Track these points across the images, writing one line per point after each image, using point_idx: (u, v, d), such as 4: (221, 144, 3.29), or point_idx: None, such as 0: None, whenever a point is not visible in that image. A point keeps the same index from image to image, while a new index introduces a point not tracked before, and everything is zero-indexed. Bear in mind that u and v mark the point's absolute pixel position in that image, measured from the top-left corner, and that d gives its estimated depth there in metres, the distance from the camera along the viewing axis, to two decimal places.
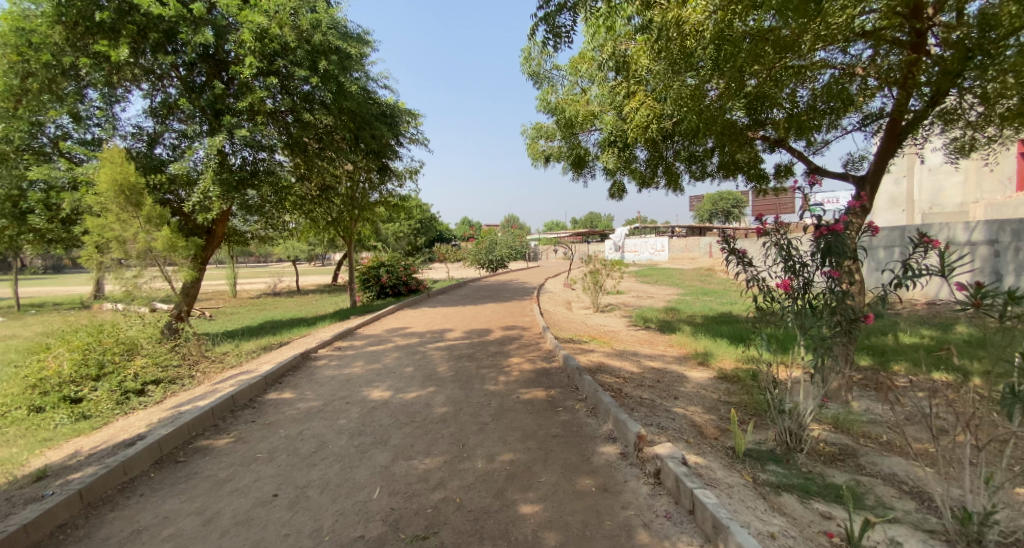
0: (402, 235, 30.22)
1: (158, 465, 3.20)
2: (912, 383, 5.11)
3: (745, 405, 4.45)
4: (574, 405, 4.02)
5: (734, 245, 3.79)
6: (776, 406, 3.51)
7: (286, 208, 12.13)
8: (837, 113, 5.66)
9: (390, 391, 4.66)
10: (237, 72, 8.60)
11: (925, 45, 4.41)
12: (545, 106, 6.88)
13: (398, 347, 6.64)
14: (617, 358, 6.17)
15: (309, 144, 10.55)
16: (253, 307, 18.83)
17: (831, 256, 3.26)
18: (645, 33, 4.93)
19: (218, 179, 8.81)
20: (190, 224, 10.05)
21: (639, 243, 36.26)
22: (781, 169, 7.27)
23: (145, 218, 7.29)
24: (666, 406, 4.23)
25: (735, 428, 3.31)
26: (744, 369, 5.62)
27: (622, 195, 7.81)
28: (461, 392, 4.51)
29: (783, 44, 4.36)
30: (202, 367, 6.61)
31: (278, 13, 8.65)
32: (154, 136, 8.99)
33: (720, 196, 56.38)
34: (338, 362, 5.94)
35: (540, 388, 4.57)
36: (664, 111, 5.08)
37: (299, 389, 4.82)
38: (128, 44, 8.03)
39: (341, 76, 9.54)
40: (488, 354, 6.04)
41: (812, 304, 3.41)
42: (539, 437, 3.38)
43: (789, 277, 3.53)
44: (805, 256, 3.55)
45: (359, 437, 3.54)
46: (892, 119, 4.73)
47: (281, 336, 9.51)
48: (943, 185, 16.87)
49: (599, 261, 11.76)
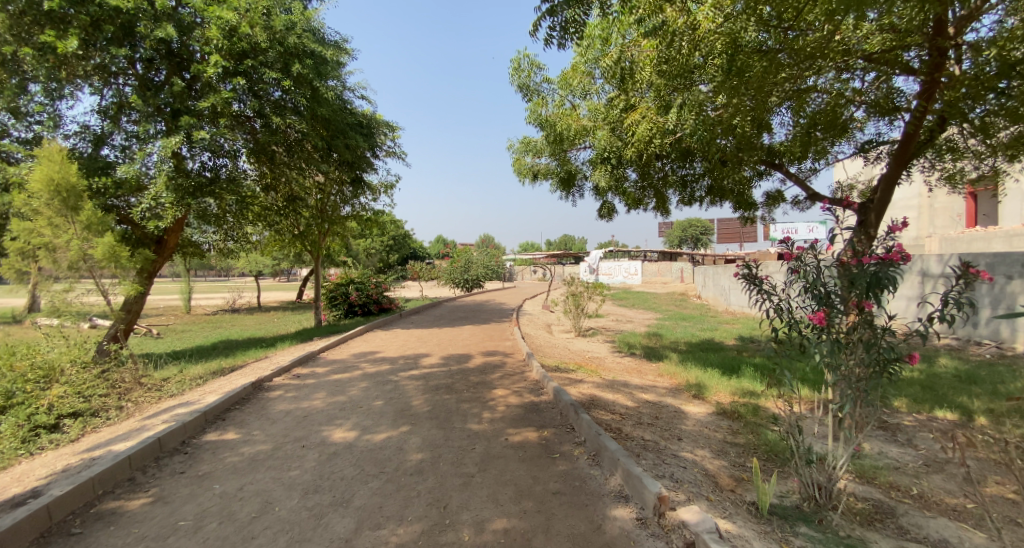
0: (374, 252, 29.25)
1: (44, 539, 2.42)
2: (916, 423, 4.88)
3: (756, 448, 4.05)
4: (572, 451, 3.48)
5: (754, 272, 3.47)
6: (802, 455, 3.11)
7: (248, 218, 11.25)
8: (834, 140, 5.51)
9: (355, 431, 3.99)
10: (198, 70, 7.84)
11: (945, 66, 4.00)
12: (534, 119, 6.48)
13: (366, 376, 5.93)
14: (610, 390, 5.69)
15: (277, 152, 9.83)
16: (208, 325, 17.43)
17: (875, 288, 2.90)
18: (651, 39, 4.56)
19: (172, 185, 7.96)
20: (137, 233, 9.07)
21: (614, 266, 36.55)
22: (769, 197, 7.17)
23: (84, 224, 6.30)
24: (673, 451, 3.76)
25: (759, 480, 2.86)
26: (744, 405, 5.25)
27: (611, 216, 7.50)
28: (440, 433, 3.89)
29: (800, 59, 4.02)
30: (134, 396, 5.66)
31: (249, 11, 8.04)
32: (101, 135, 8.06)
33: (689, 223, 58.11)
34: (295, 393, 5.16)
35: (531, 428, 4.02)
36: (667, 126, 4.72)
37: (246, 428, 4.06)
38: (77, 35, 7.14)
39: (316, 81, 8.96)
40: (469, 385, 5.42)
41: (846, 338, 3.04)
42: (537, 495, 2.82)
43: (820, 309, 3.15)
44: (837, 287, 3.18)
45: (314, 496, 2.87)
46: (906, 142, 4.53)
47: (234, 359, 8.56)
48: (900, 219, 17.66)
49: (580, 283, 11.41)
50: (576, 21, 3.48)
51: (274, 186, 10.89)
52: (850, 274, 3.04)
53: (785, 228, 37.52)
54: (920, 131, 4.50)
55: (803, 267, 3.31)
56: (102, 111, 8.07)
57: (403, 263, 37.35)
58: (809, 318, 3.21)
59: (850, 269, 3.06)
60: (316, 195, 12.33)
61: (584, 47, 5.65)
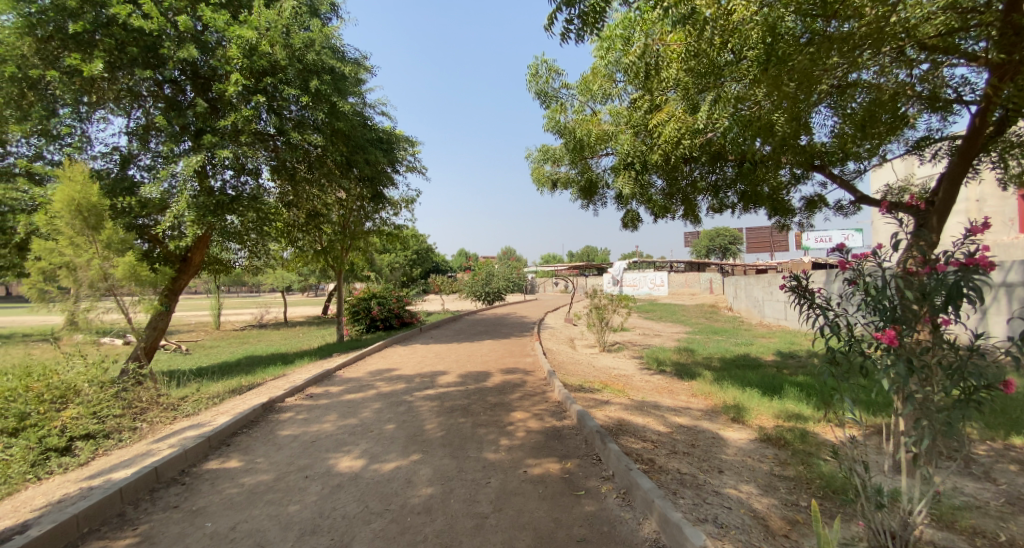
0: (397, 267, 29.38)
1: None
2: (995, 453, 4.25)
3: (809, 483, 3.55)
4: (599, 488, 3.10)
5: (804, 285, 3.01)
6: (873, 497, 2.60)
7: (272, 235, 11.39)
8: (882, 140, 5.03)
9: (363, 459, 3.71)
10: (220, 89, 7.95)
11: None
12: (553, 126, 6.19)
13: (380, 396, 5.69)
14: (639, 413, 5.25)
15: (298, 169, 9.86)
16: (236, 340, 17.74)
17: (957, 301, 2.33)
18: (679, 32, 4.24)
19: (194, 203, 8.02)
20: (162, 251, 9.22)
21: (639, 277, 35.77)
22: (808, 203, 6.66)
23: (105, 243, 6.39)
24: (714, 487, 3.32)
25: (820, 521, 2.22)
26: (791, 432, 4.71)
27: (637, 225, 7.12)
28: (452, 463, 3.56)
29: (846, 44, 3.63)
30: (150, 416, 5.59)
31: (269, 30, 8.13)
32: (128, 156, 8.24)
33: (717, 232, 56.66)
34: (306, 415, 4.94)
35: (552, 458, 3.65)
36: (697, 125, 4.38)
37: (250, 455, 3.85)
38: (104, 59, 7.32)
39: (335, 96, 8.99)
40: (486, 407, 5.09)
41: (925, 363, 2.49)
42: (559, 543, 2.45)
43: (888, 326, 2.60)
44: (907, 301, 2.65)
45: (311, 537, 2.59)
46: (974, 136, 3.98)
47: (253, 376, 8.50)
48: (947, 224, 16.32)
49: (604, 296, 10.97)
50: (597, 10, 3.22)
51: (297, 203, 11.02)
52: (919, 285, 2.50)
53: (819, 237, 36.38)
54: (989, 125, 3.97)
55: (863, 277, 2.81)
56: (131, 132, 8.28)
57: (426, 277, 37.55)
58: (872, 336, 2.67)
59: (920, 279, 2.53)
60: (339, 212, 12.42)
61: (605, 49, 5.38)
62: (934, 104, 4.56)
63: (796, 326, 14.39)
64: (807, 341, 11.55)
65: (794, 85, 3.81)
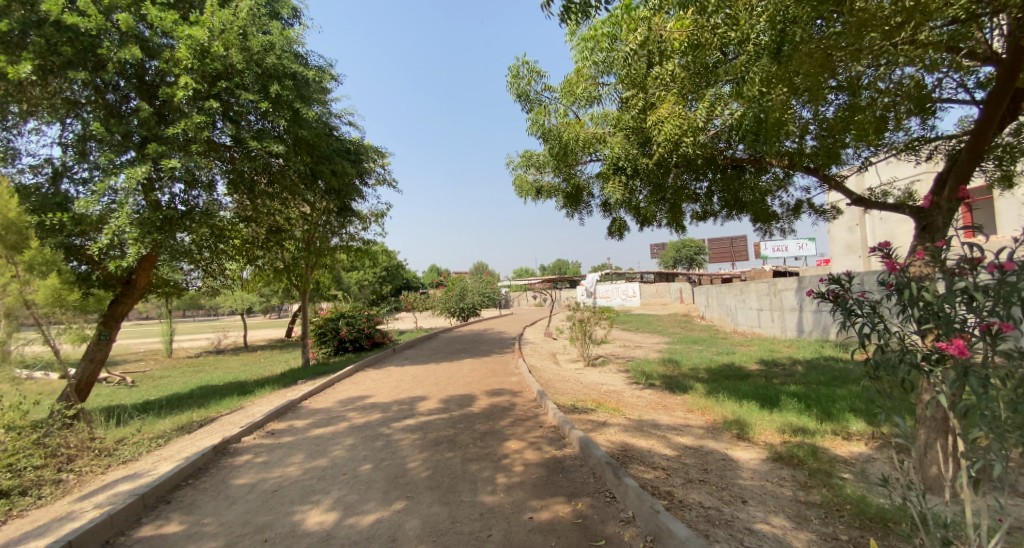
0: (367, 284, 28.04)
1: None
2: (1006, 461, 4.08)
3: (839, 510, 3.22)
4: (622, 536, 2.63)
5: (843, 291, 2.72)
6: (941, 535, 2.25)
7: (228, 252, 10.49)
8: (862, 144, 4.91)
9: (336, 511, 3.11)
10: (167, 93, 7.15)
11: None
12: (537, 130, 5.80)
13: (354, 429, 5.04)
14: (641, 435, 4.86)
15: (258, 182, 9.13)
16: (189, 369, 16.27)
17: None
18: (683, 21, 3.99)
19: (135, 218, 7.11)
20: (103, 274, 8.26)
21: (611, 288, 36.20)
22: (792, 208, 6.60)
23: (26, 265, 5.48)
24: (746, 524, 2.92)
25: None
26: (803, 449, 4.42)
27: (622, 234, 6.85)
28: (443, 512, 3.01)
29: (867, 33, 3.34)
30: (78, 464, 4.68)
31: (224, 31, 7.46)
32: (61, 168, 7.30)
33: (683, 243, 58.13)
34: (266, 458, 4.25)
35: (560, 497, 3.17)
36: (699, 122, 4.15)
37: (195, 515, 3.13)
38: (31, 61, 6.41)
39: (297, 103, 8.38)
40: (476, 438, 4.56)
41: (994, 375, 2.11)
42: None
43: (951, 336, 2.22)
44: (965, 308, 2.29)
45: None
46: (980, 131, 3.73)
47: (207, 410, 7.58)
48: (893, 231, 16.84)
49: (586, 309, 10.63)
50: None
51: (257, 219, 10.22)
52: (988, 287, 2.12)
53: (776, 246, 37.93)
54: (996, 125, 3.75)
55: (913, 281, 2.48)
56: (66, 142, 7.37)
57: (396, 294, 36.48)
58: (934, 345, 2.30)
59: (988, 281, 2.14)
60: (302, 228, 11.68)
61: (589, 49, 5.14)
62: (919, 106, 4.43)
63: (770, 334, 14.58)
64: (784, 348, 11.60)
65: (812, 72, 3.52)
